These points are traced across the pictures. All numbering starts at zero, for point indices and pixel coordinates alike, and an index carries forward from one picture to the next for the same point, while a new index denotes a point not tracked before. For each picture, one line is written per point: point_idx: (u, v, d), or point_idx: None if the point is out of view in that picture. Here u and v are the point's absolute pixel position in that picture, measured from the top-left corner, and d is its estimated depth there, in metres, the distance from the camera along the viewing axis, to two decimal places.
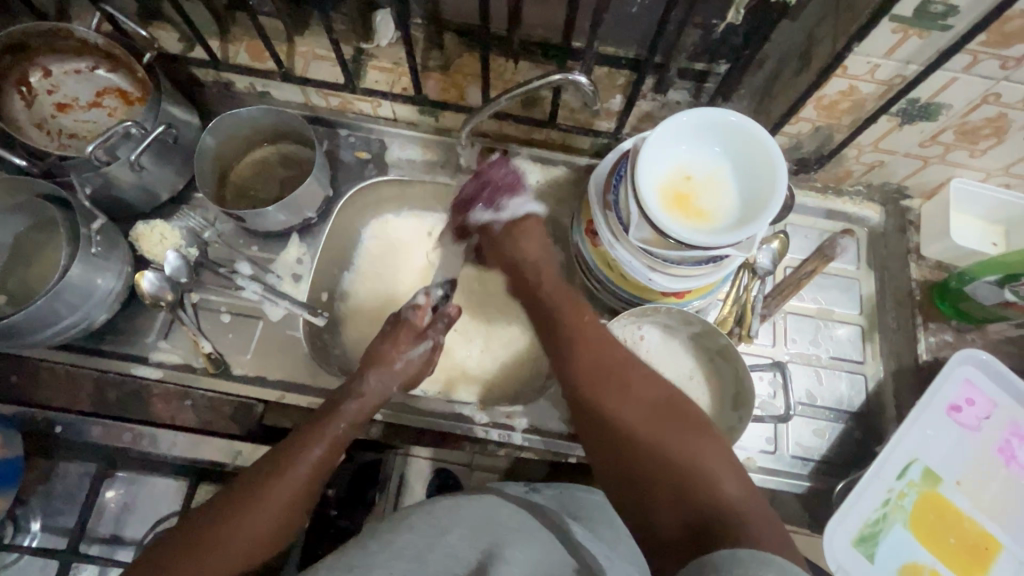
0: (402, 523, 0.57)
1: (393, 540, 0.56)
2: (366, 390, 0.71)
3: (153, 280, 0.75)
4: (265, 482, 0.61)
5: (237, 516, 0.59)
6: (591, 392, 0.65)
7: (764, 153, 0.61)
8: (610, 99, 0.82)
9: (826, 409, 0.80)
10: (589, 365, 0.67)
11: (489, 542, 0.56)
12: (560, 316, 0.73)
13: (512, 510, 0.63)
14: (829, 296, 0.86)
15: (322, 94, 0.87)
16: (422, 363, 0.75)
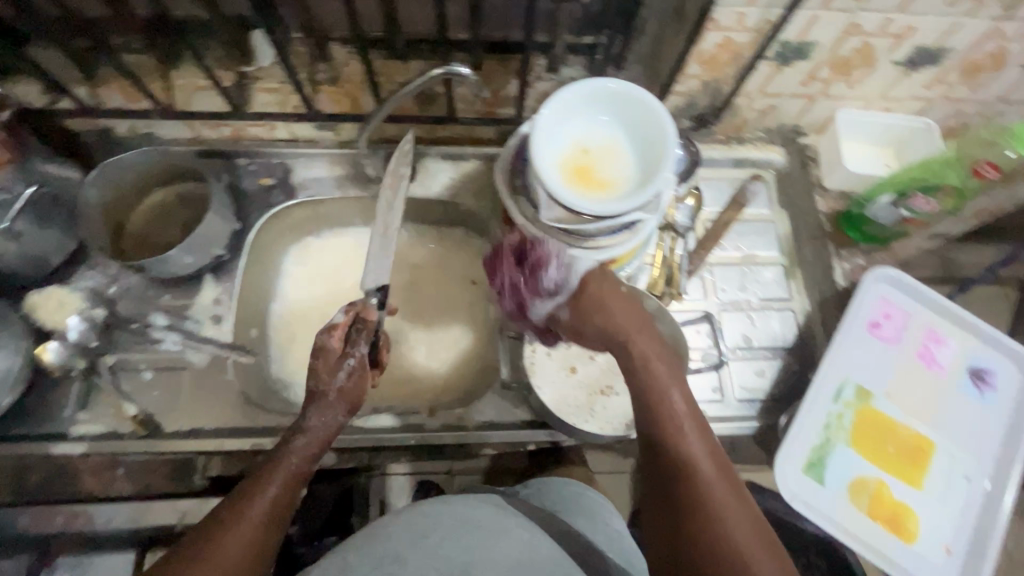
0: (383, 532, 0.61)
1: (373, 551, 0.59)
2: (312, 422, 0.62)
3: (58, 349, 0.71)
4: (220, 529, 0.53)
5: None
6: (655, 445, 0.61)
7: (652, 114, 0.62)
8: (506, 85, 0.82)
9: (764, 349, 0.83)
10: (667, 427, 0.60)
11: (468, 542, 0.59)
12: (639, 364, 0.65)
13: (497, 509, 0.66)
14: (749, 241, 0.89)
15: (210, 125, 0.84)
16: (359, 385, 0.65)
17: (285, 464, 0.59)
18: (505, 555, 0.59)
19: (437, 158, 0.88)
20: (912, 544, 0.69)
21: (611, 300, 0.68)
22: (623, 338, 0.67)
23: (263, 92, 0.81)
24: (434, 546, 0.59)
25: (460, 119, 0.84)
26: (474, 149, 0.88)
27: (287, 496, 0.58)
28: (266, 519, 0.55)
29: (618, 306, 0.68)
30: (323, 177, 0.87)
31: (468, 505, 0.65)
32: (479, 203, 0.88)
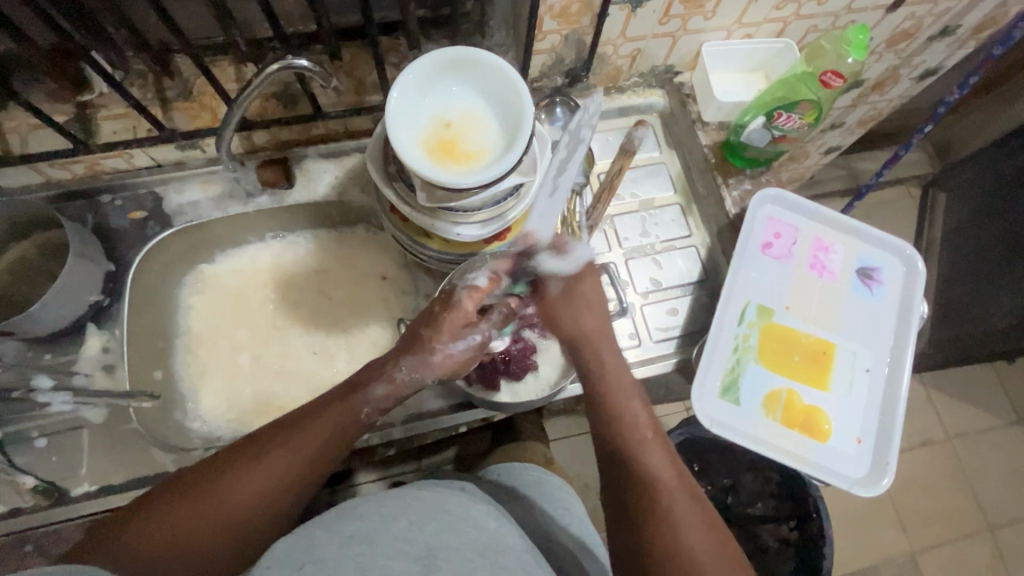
0: (353, 514, 0.57)
1: (340, 532, 0.54)
2: (400, 378, 0.58)
3: None
4: (263, 451, 0.53)
5: (221, 483, 0.51)
6: (619, 467, 0.58)
7: (504, 76, 0.62)
8: (369, 71, 0.79)
9: (673, 288, 0.85)
10: (636, 447, 0.59)
11: (437, 528, 0.56)
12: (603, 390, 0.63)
13: (462, 498, 0.63)
14: (644, 186, 0.90)
15: (58, 165, 0.76)
16: (470, 359, 0.62)
17: (342, 409, 0.56)
18: (471, 539, 0.56)
19: (318, 158, 0.85)
20: (826, 443, 0.73)
21: (589, 320, 0.67)
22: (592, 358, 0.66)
23: (109, 120, 0.76)
24: (403, 533, 0.54)
25: (328, 114, 0.79)
26: (354, 143, 0.85)
27: (335, 440, 0.56)
28: (304, 459, 0.54)
29: (595, 334, 0.67)
30: (199, 199, 0.82)
31: (437, 495, 0.62)
32: (370, 197, 0.86)
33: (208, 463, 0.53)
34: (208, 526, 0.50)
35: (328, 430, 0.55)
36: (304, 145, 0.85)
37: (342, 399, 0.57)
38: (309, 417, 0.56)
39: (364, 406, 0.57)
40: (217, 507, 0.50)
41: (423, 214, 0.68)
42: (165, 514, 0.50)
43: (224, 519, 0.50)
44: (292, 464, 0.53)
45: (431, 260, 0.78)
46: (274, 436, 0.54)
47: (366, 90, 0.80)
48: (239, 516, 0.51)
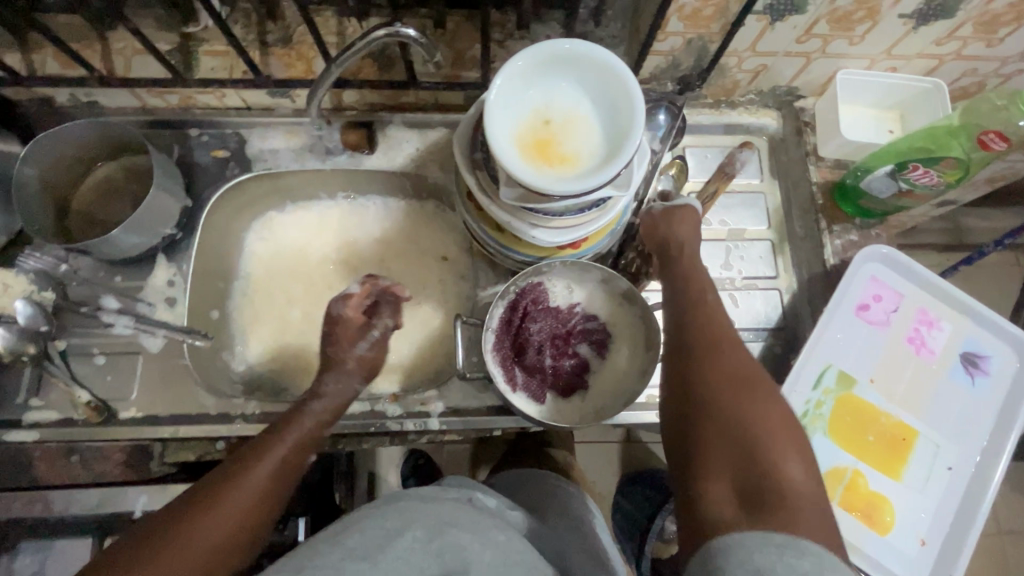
0: (355, 524, 0.54)
1: (344, 543, 0.52)
2: (329, 390, 0.64)
3: (5, 336, 0.68)
4: (230, 481, 0.52)
5: (188, 527, 0.48)
6: (698, 374, 0.54)
7: (619, 80, 0.56)
8: (472, 46, 0.75)
9: (744, 330, 0.79)
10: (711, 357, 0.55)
11: (445, 543, 0.53)
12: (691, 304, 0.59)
13: (465, 508, 0.59)
14: (736, 215, 0.83)
15: (156, 93, 0.78)
16: (377, 353, 0.70)
17: (297, 427, 0.59)
18: (482, 558, 0.53)
19: (402, 127, 0.82)
20: (886, 536, 0.67)
21: (681, 237, 0.63)
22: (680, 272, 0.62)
23: (208, 56, 0.75)
24: (411, 545, 0.52)
25: (422, 84, 0.76)
26: (442, 116, 0.82)
27: (296, 458, 0.58)
28: (275, 476, 0.55)
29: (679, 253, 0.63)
30: (280, 148, 0.81)
31: (438, 505, 0.58)
32: (446, 175, 0.83)
33: (153, 522, 0.49)
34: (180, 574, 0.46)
35: (290, 446, 0.57)
36: (390, 111, 0.82)
37: (292, 422, 0.60)
38: (263, 443, 0.57)
39: (314, 422, 0.61)
40: (188, 554, 0.47)
41: (500, 209, 0.65)
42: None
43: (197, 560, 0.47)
44: (264, 486, 0.53)
45: (495, 254, 0.75)
46: (236, 465, 0.54)
47: (465, 65, 0.76)
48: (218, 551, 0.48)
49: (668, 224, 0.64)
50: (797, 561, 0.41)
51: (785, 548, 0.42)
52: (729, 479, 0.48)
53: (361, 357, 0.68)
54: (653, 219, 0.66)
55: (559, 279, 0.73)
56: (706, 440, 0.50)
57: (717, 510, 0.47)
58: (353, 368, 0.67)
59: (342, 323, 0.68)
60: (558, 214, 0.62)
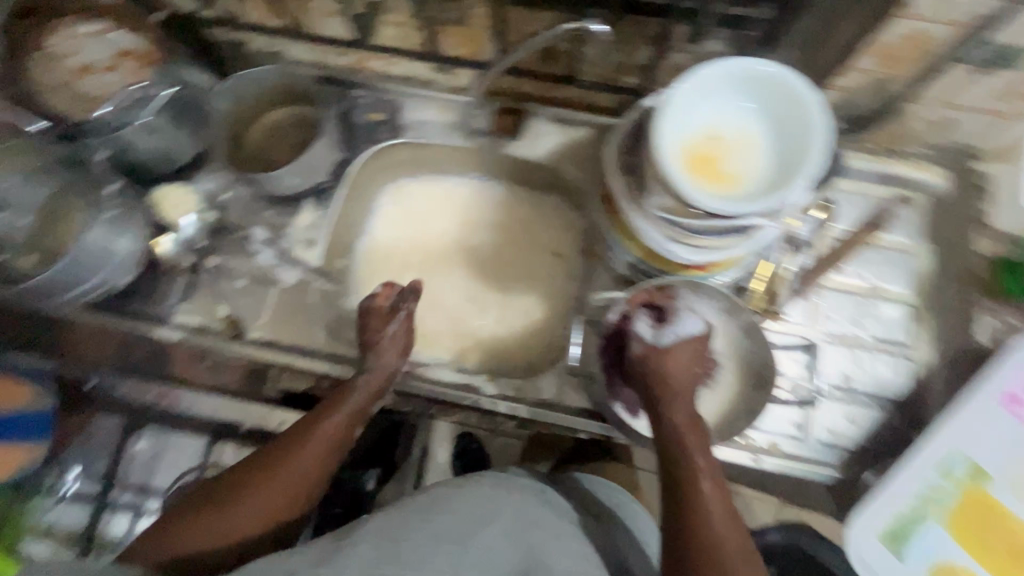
0: (439, 507, 0.57)
1: (435, 524, 0.55)
2: (373, 364, 0.65)
3: (172, 242, 0.78)
4: (282, 461, 0.58)
5: (246, 499, 0.56)
6: (683, 505, 0.54)
7: (801, 109, 0.54)
8: (637, 51, 0.75)
9: (863, 394, 0.74)
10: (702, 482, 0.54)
11: (532, 545, 0.57)
12: (671, 436, 0.57)
13: (536, 504, 0.62)
14: (876, 270, 0.78)
15: (335, 51, 0.85)
16: (407, 335, 0.68)
17: (348, 401, 0.62)
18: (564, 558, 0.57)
19: (547, 120, 0.83)
20: None
21: (673, 368, 0.60)
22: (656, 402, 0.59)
23: (388, 26, 0.79)
24: (491, 542, 0.56)
25: (581, 81, 0.80)
26: (588, 116, 0.82)
27: (345, 433, 0.61)
28: (324, 454, 0.59)
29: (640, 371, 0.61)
30: (430, 120, 0.85)
31: (514, 501, 0.61)
32: (580, 173, 0.84)
33: (217, 489, 0.56)
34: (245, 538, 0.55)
35: (337, 426, 0.61)
36: (539, 102, 0.84)
37: (345, 397, 0.63)
38: (313, 420, 0.61)
39: (365, 396, 0.64)
40: (248, 525, 0.55)
41: (640, 215, 0.64)
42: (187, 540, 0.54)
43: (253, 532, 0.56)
44: (312, 465, 0.59)
45: (616, 259, 0.75)
46: (288, 445, 0.59)
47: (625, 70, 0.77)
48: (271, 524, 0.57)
49: (657, 358, 0.60)
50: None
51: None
52: None
53: (393, 335, 0.67)
54: (641, 354, 0.61)
55: None
56: None
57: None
58: (387, 345, 0.66)
59: (374, 312, 0.67)
60: (699, 233, 0.61)
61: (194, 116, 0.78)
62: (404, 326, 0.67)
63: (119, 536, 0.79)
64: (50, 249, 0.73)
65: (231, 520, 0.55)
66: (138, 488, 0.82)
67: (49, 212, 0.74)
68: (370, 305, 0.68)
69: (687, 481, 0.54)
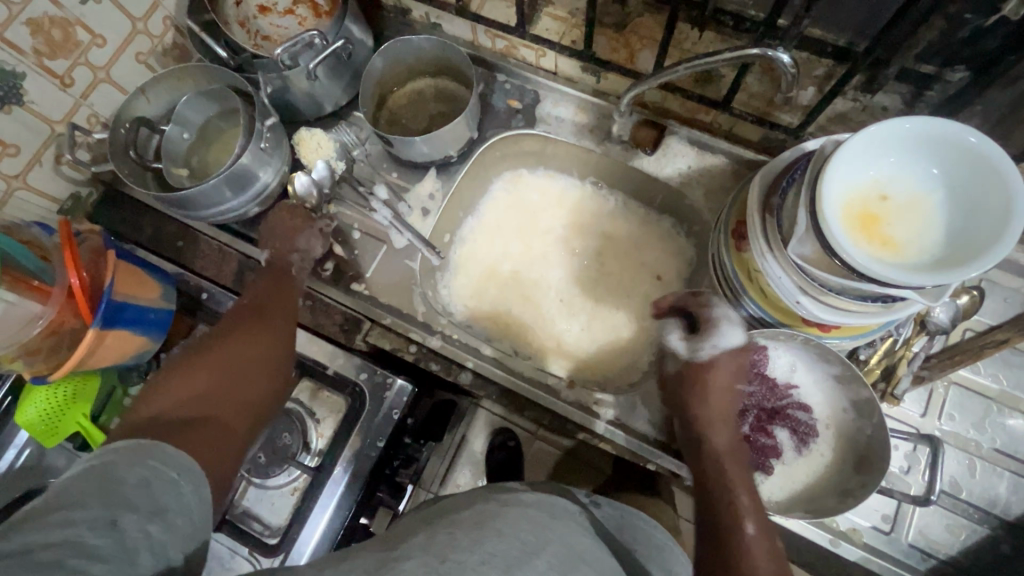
0: (489, 524, 0.48)
1: (484, 545, 0.45)
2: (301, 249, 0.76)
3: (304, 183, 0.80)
4: (246, 337, 0.66)
5: (220, 367, 0.62)
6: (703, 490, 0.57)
7: (998, 187, 0.49)
8: (802, 90, 0.71)
9: (970, 506, 0.67)
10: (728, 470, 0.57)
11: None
12: (711, 454, 0.59)
13: (596, 543, 0.52)
14: (1015, 376, 0.70)
15: (490, 34, 0.85)
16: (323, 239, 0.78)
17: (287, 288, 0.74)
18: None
19: (684, 141, 0.81)
20: None
21: (712, 385, 0.62)
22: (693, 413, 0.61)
23: (548, 18, 0.79)
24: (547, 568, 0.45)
25: (733, 108, 0.76)
26: (728, 145, 0.79)
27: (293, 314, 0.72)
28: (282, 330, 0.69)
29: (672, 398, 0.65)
30: (565, 119, 0.86)
31: (565, 528, 0.51)
32: (705, 202, 0.81)
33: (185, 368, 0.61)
34: (228, 402, 0.60)
35: (287, 308, 0.72)
36: (680, 122, 0.82)
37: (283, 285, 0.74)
38: (263, 307, 0.70)
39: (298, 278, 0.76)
40: (231, 391, 0.61)
41: (774, 258, 0.61)
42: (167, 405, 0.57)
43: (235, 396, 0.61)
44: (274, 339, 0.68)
45: (725, 297, 0.71)
46: (249, 327, 0.67)
47: (784, 106, 0.73)
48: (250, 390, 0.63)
49: (693, 369, 0.63)
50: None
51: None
52: None
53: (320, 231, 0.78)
54: (674, 377, 0.65)
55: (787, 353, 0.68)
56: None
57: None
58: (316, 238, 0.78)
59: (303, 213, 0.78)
60: (835, 292, 0.57)
61: (350, 71, 0.82)
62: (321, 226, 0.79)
63: None
64: (202, 166, 0.80)
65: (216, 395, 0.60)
66: None
67: (202, 133, 0.81)
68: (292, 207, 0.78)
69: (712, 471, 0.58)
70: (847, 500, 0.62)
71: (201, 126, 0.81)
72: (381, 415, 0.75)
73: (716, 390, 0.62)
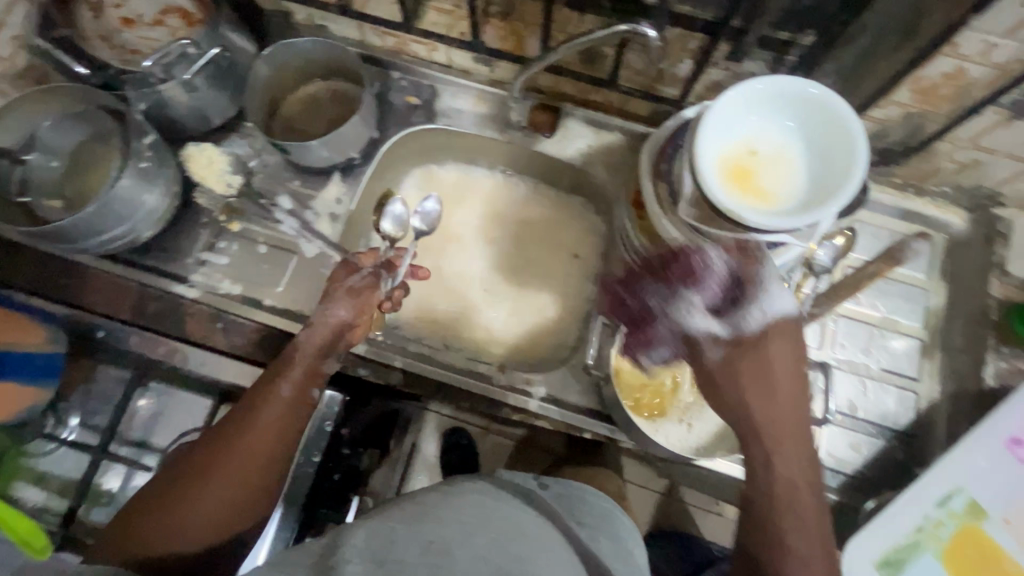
0: (431, 514, 0.48)
1: (420, 532, 0.46)
2: (319, 317, 0.66)
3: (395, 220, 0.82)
4: (228, 439, 0.58)
5: (212, 475, 0.56)
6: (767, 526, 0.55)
7: (844, 133, 0.55)
8: (679, 64, 0.75)
9: (867, 423, 0.74)
10: (796, 519, 0.54)
11: (516, 553, 0.46)
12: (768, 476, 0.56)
13: (540, 520, 0.53)
14: (890, 303, 0.78)
15: (378, 32, 0.84)
16: (367, 291, 0.69)
17: (297, 366, 0.63)
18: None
19: (581, 122, 0.84)
20: None
21: (774, 380, 0.56)
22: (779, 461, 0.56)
23: (434, 12, 0.80)
24: (484, 546, 0.45)
25: (620, 86, 0.80)
26: (622, 123, 0.83)
27: (297, 400, 0.62)
28: (274, 425, 0.60)
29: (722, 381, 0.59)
30: (466, 110, 0.86)
31: (509, 509, 0.52)
32: (609, 178, 0.84)
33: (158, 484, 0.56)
34: (213, 516, 0.55)
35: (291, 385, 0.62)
36: (575, 104, 0.85)
37: (290, 363, 0.63)
38: (260, 395, 0.61)
39: (312, 356, 0.65)
40: (216, 501, 0.55)
41: (669, 221, 0.65)
42: (133, 540, 0.53)
43: (205, 517, 0.55)
44: (257, 440, 0.58)
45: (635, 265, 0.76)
46: (232, 422, 0.59)
47: (665, 80, 0.77)
48: (223, 502, 0.56)
49: (748, 354, 0.57)
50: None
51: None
52: None
53: (353, 287, 0.69)
54: (732, 355, 0.58)
55: None
56: None
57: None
58: (343, 296, 0.68)
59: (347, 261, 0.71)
60: (756, 250, 0.59)
61: (234, 80, 0.78)
62: (364, 279, 0.70)
63: (113, 489, 0.79)
64: (78, 195, 0.73)
65: (202, 505, 0.55)
66: (135, 444, 0.81)
67: (75, 159, 0.74)
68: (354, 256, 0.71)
69: (781, 511, 0.54)
70: None
71: (74, 151, 0.74)
72: (314, 428, 0.73)
73: (775, 411, 0.56)
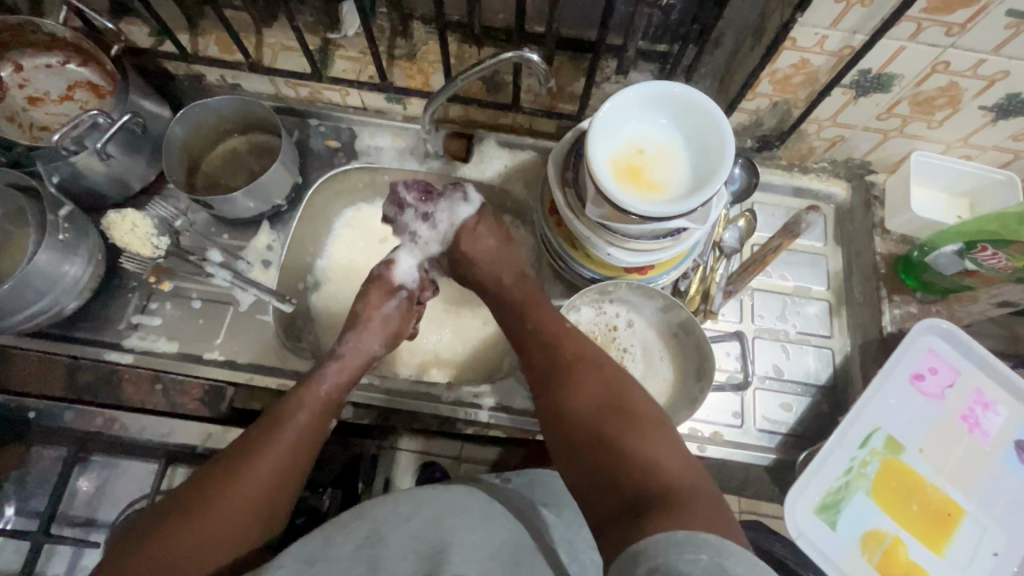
0: (360, 515, 0.52)
1: (354, 532, 0.51)
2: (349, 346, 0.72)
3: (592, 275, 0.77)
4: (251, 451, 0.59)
5: (240, 486, 0.56)
6: (566, 419, 0.56)
7: (713, 125, 0.63)
8: (574, 82, 0.83)
9: (794, 383, 0.80)
10: (567, 394, 0.58)
11: (449, 526, 0.51)
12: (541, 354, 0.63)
13: (478, 497, 0.57)
14: (797, 272, 0.86)
15: (291, 84, 0.88)
16: (400, 317, 0.76)
17: (315, 392, 0.66)
18: (483, 550, 0.50)
19: (495, 144, 0.90)
20: None
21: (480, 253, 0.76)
22: (557, 365, 0.61)
23: (342, 60, 0.85)
24: (417, 531, 0.50)
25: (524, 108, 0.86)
26: (533, 141, 0.89)
27: (314, 428, 0.64)
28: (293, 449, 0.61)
29: (515, 290, 0.72)
30: (385, 147, 0.90)
31: (450, 491, 0.56)
32: (527, 193, 0.89)
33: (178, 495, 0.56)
34: (227, 522, 0.54)
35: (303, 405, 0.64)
36: (487, 129, 0.91)
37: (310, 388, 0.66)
38: (279, 418, 0.62)
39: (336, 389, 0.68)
40: (233, 500, 0.55)
41: (582, 223, 0.70)
42: (148, 551, 0.51)
43: (225, 528, 0.54)
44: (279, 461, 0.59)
45: (564, 269, 0.80)
46: (255, 439, 0.60)
47: (563, 98, 0.84)
48: (247, 505, 0.56)
49: (472, 239, 0.76)
50: (696, 557, 0.40)
51: (682, 543, 0.41)
52: (619, 497, 0.49)
53: (387, 317, 0.75)
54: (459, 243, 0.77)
55: (625, 307, 0.80)
56: (590, 469, 0.52)
57: (602, 506, 0.50)
58: (377, 328, 0.74)
59: (377, 288, 0.77)
60: (580, 218, 0.70)
61: (149, 146, 0.80)
62: (399, 307, 0.77)
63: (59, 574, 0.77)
64: None
65: (218, 511, 0.54)
66: (81, 523, 0.78)
67: None
68: (380, 276, 0.78)
69: (550, 398, 0.59)
70: (693, 407, 0.73)
71: None
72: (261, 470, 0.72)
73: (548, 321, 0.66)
